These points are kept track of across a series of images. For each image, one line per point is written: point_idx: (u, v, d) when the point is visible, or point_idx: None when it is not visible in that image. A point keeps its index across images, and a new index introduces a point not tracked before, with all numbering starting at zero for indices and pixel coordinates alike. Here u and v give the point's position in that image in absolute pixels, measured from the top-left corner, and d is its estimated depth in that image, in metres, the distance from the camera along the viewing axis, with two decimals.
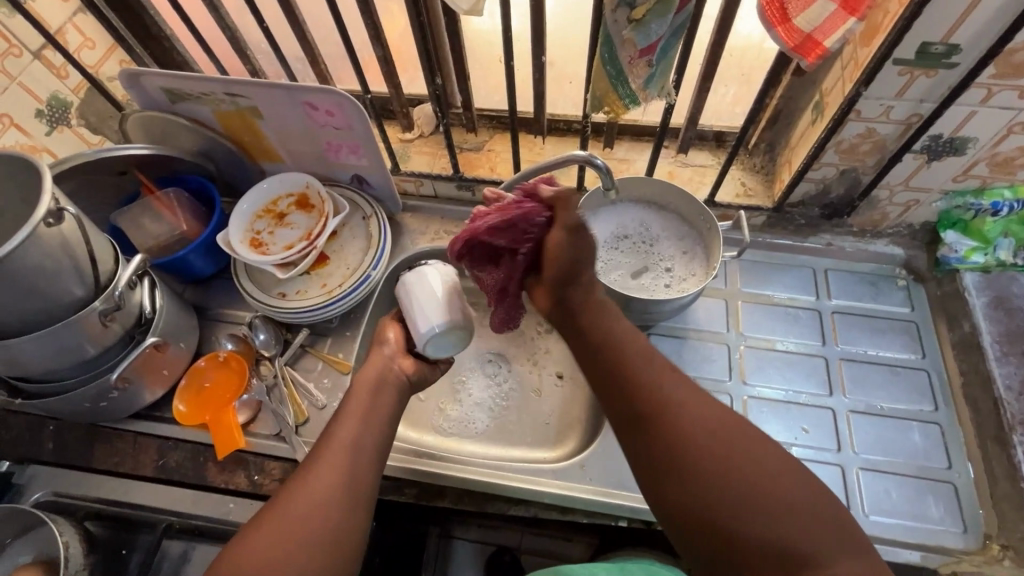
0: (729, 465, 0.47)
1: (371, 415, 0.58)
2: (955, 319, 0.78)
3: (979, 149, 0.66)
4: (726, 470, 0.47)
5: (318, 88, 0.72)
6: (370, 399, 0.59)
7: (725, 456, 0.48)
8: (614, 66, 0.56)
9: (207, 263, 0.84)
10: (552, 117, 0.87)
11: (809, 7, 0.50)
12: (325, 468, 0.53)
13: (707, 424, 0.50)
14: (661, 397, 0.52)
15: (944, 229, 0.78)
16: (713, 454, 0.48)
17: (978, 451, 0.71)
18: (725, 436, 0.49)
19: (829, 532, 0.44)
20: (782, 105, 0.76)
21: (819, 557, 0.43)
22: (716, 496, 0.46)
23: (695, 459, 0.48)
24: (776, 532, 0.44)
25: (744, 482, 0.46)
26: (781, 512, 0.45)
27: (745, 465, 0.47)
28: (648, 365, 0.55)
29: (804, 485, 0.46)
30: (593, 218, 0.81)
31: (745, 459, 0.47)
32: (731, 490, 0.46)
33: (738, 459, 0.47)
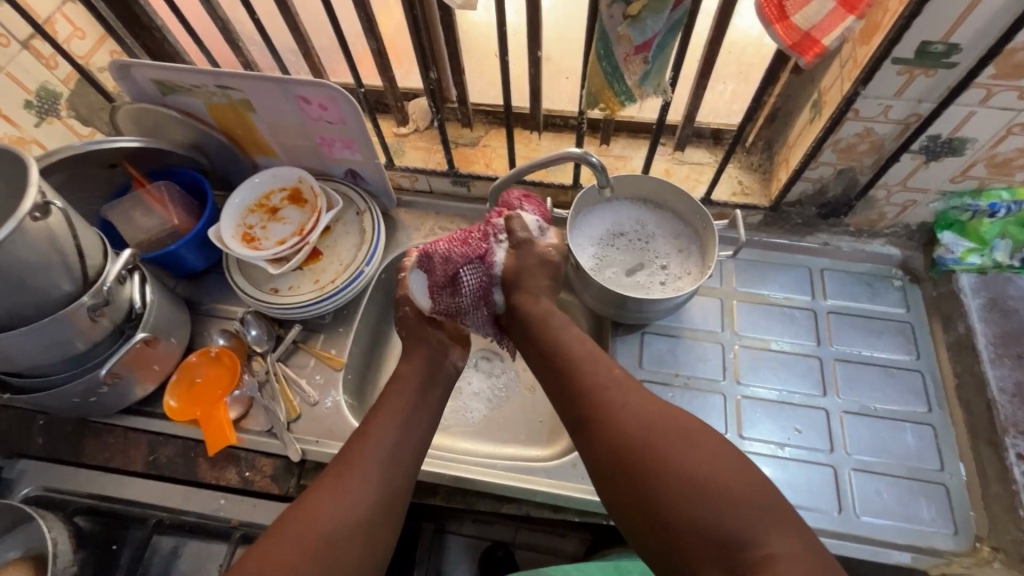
0: (672, 450, 0.49)
1: (411, 421, 0.61)
2: (951, 320, 0.77)
3: (978, 149, 0.66)
4: (669, 455, 0.49)
5: (311, 82, 0.71)
6: (411, 402, 0.62)
7: (669, 443, 0.50)
8: (609, 62, 0.55)
9: (199, 258, 0.84)
10: (548, 112, 0.86)
11: (808, 4, 0.50)
12: (361, 474, 0.55)
13: (654, 418, 0.52)
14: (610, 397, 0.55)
15: (941, 229, 0.77)
16: (659, 441, 0.50)
17: (971, 453, 0.71)
18: (670, 425, 0.51)
19: (771, 513, 0.45)
20: (780, 103, 0.75)
21: (764, 542, 0.44)
22: (661, 481, 0.48)
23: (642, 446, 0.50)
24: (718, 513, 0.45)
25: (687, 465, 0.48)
26: (723, 492, 0.46)
27: (688, 450, 0.49)
28: (602, 365, 0.58)
29: (748, 471, 0.48)
30: (588, 216, 0.81)
31: (692, 447, 0.49)
32: (673, 473, 0.48)
33: (683, 445, 0.49)
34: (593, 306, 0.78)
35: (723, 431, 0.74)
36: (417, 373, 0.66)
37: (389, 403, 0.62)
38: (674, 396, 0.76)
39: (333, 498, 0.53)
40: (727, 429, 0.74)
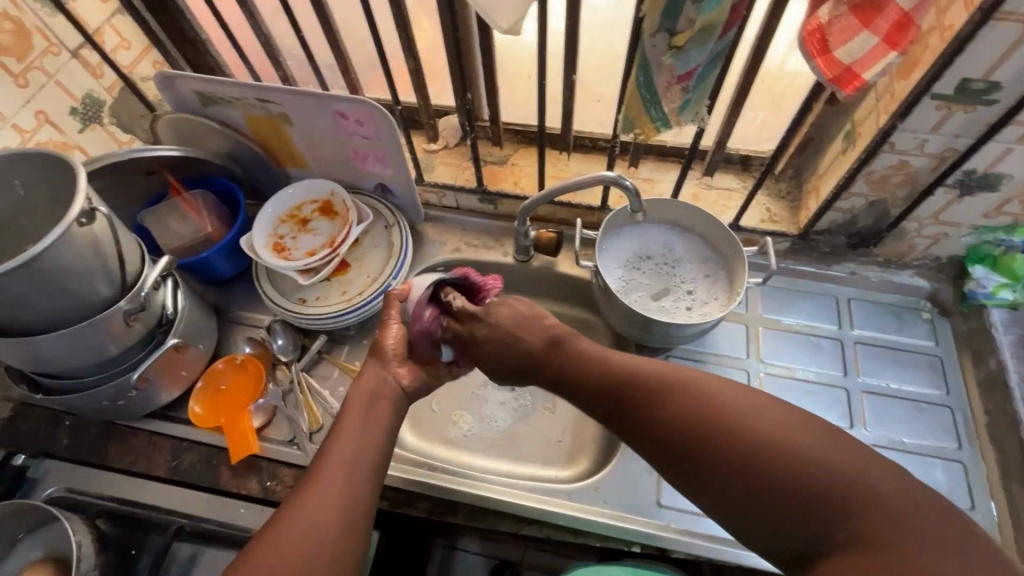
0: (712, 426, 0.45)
1: (370, 424, 0.59)
2: (981, 356, 0.77)
3: (1013, 186, 0.66)
4: (739, 446, 0.43)
5: (349, 98, 0.73)
6: (363, 413, 0.60)
7: (709, 410, 0.46)
8: (649, 89, 0.56)
9: (229, 265, 0.85)
10: (578, 134, 0.87)
11: (850, 41, 0.50)
12: (321, 483, 0.52)
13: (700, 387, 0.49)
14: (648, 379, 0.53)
15: (972, 263, 0.77)
16: (704, 421, 0.46)
17: (1002, 495, 0.70)
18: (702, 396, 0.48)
19: (849, 466, 0.40)
20: (813, 132, 0.76)
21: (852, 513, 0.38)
22: (730, 473, 0.43)
23: (687, 443, 0.47)
24: (813, 500, 0.39)
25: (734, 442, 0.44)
26: (806, 466, 0.40)
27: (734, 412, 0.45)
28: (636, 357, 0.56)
29: (843, 453, 0.40)
30: (615, 237, 0.81)
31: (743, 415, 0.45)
32: (730, 461, 0.43)
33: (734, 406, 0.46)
34: (618, 328, 0.78)
35: None
36: (370, 382, 0.64)
37: (345, 418, 0.59)
38: None
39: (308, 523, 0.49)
40: None
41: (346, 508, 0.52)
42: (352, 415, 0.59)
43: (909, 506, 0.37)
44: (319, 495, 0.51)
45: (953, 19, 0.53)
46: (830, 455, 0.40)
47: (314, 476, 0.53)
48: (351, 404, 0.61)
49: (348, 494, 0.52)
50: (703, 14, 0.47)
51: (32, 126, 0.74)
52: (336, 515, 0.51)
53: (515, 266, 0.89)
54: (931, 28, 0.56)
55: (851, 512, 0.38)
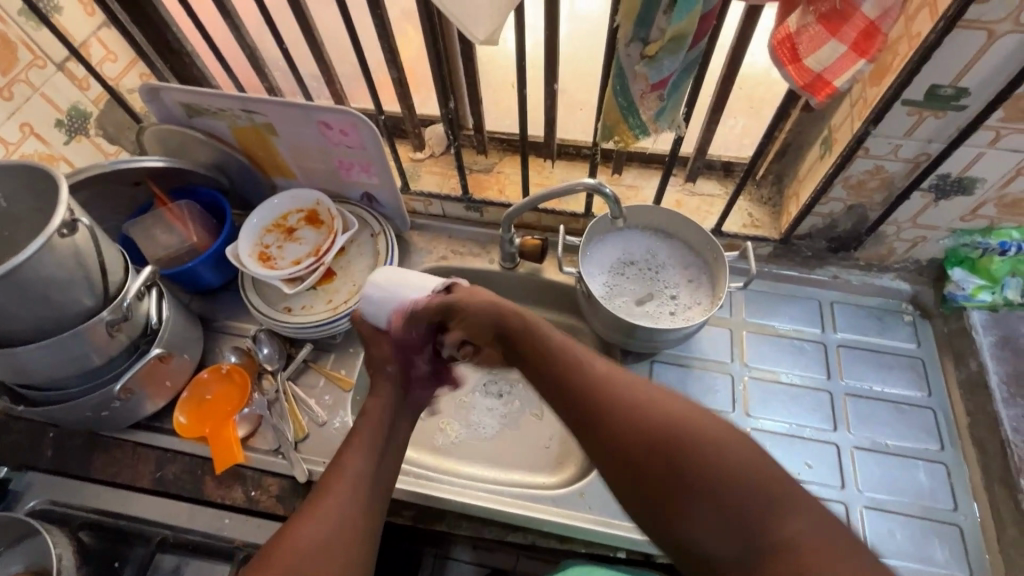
0: (660, 435, 0.50)
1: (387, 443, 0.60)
2: (962, 357, 0.77)
3: (987, 189, 0.67)
4: (686, 461, 0.48)
5: (332, 108, 0.73)
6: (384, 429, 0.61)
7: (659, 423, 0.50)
8: (625, 97, 0.56)
9: (215, 275, 0.85)
10: (562, 142, 0.88)
11: (819, 49, 0.51)
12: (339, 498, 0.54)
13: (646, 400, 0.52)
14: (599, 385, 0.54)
15: (951, 266, 0.78)
16: (654, 429, 0.50)
17: (985, 495, 0.70)
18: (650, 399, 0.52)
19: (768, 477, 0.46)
20: (791, 138, 0.77)
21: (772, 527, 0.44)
22: (675, 474, 0.48)
23: (634, 455, 0.50)
24: (747, 507, 0.45)
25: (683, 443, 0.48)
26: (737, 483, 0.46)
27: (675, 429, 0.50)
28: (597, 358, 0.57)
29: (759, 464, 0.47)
30: (599, 244, 0.82)
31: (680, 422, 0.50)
32: (671, 467, 0.48)
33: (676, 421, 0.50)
34: (603, 333, 0.79)
35: None
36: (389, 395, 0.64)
37: (364, 429, 0.60)
38: None
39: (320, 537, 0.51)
40: None
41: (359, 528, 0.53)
42: (370, 431, 0.60)
43: (813, 512, 0.45)
44: (329, 504, 0.53)
45: (920, 27, 0.54)
46: (753, 468, 0.47)
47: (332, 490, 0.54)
48: (372, 414, 0.62)
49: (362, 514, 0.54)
50: (673, 24, 0.48)
51: (16, 138, 0.74)
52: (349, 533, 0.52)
53: (501, 273, 0.89)
54: (900, 36, 0.57)
55: (777, 519, 0.44)
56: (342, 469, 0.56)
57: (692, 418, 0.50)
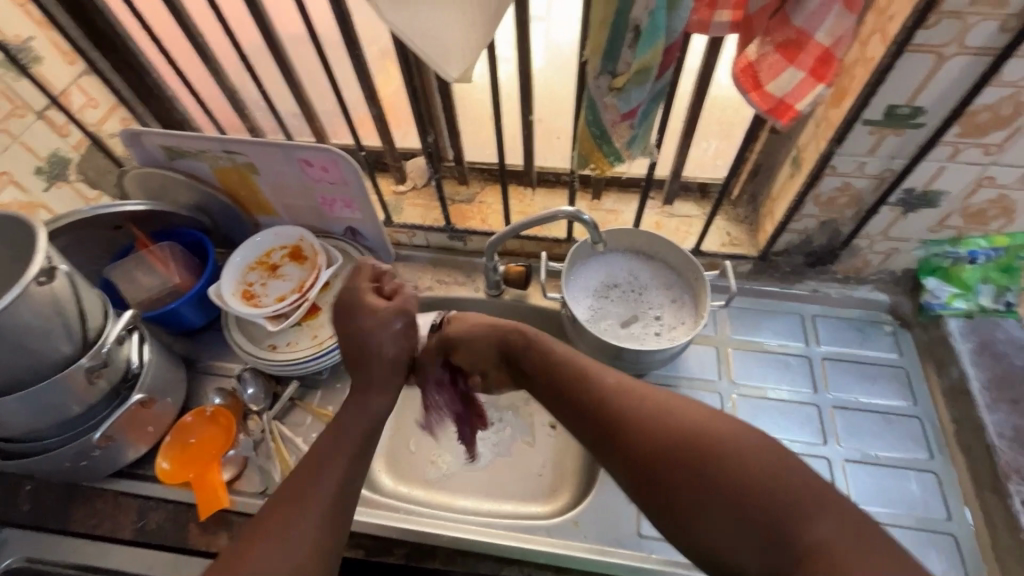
0: (686, 438, 0.47)
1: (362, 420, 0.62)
2: (943, 364, 0.78)
3: (952, 201, 0.69)
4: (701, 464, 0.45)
5: (313, 146, 0.75)
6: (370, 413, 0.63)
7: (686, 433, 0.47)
8: (598, 127, 0.58)
9: (198, 315, 0.84)
10: (541, 170, 0.89)
11: (779, 75, 0.53)
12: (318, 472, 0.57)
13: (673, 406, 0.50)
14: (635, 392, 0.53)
15: (925, 276, 0.80)
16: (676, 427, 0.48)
17: (977, 503, 0.70)
18: (677, 413, 0.49)
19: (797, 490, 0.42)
20: (761, 159, 0.79)
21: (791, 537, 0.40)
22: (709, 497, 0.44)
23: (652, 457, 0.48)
24: (748, 504, 0.42)
25: (708, 465, 0.45)
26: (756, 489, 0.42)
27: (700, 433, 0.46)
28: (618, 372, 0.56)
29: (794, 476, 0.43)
30: (582, 268, 0.83)
31: (715, 434, 0.46)
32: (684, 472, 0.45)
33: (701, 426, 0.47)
34: (590, 357, 0.79)
35: None
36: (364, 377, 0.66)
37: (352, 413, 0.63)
38: None
39: (287, 530, 0.52)
40: None
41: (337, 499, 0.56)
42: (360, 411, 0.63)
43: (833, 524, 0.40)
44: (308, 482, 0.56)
45: (873, 52, 0.57)
46: (792, 475, 0.43)
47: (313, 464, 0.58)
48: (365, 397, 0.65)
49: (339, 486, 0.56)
50: (638, 57, 0.50)
51: None
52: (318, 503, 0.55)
53: (487, 301, 0.90)
54: (855, 61, 0.60)
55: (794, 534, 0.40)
56: (315, 467, 0.57)
57: (719, 427, 0.47)
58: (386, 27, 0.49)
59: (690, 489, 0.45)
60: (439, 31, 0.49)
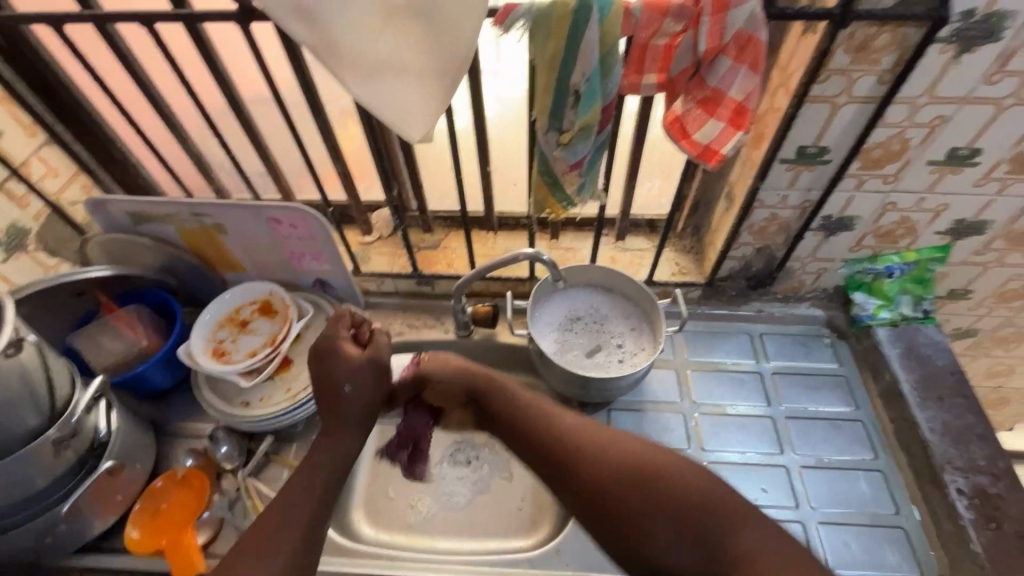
0: (634, 462, 0.57)
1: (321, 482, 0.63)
2: (877, 370, 0.86)
3: (864, 224, 0.78)
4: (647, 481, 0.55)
5: (282, 205, 0.78)
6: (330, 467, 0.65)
7: (631, 465, 0.57)
8: (550, 177, 0.64)
9: (166, 377, 0.84)
10: (501, 215, 0.95)
11: (702, 126, 0.60)
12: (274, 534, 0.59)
13: (622, 446, 0.59)
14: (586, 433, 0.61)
15: (852, 291, 0.89)
16: (624, 461, 0.57)
17: (919, 496, 0.76)
18: (617, 446, 0.59)
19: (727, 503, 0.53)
20: (699, 195, 0.87)
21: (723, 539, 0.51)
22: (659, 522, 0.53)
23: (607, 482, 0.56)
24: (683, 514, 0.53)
25: (654, 492, 0.54)
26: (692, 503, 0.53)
27: (645, 466, 0.56)
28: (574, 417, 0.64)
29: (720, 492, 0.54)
30: (546, 304, 0.88)
31: (657, 462, 0.57)
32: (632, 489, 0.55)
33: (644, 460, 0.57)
34: (559, 389, 0.83)
35: None
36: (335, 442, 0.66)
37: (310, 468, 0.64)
38: None
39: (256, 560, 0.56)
40: None
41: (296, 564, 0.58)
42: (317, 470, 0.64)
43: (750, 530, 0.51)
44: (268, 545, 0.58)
45: (781, 103, 0.66)
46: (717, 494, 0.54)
47: (266, 528, 0.59)
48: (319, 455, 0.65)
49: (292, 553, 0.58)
50: (580, 116, 0.57)
51: None
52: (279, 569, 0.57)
53: (457, 342, 0.93)
54: (767, 110, 0.69)
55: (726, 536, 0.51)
56: (277, 513, 0.60)
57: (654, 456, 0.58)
58: (350, 96, 0.54)
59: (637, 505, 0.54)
60: (399, 99, 0.55)
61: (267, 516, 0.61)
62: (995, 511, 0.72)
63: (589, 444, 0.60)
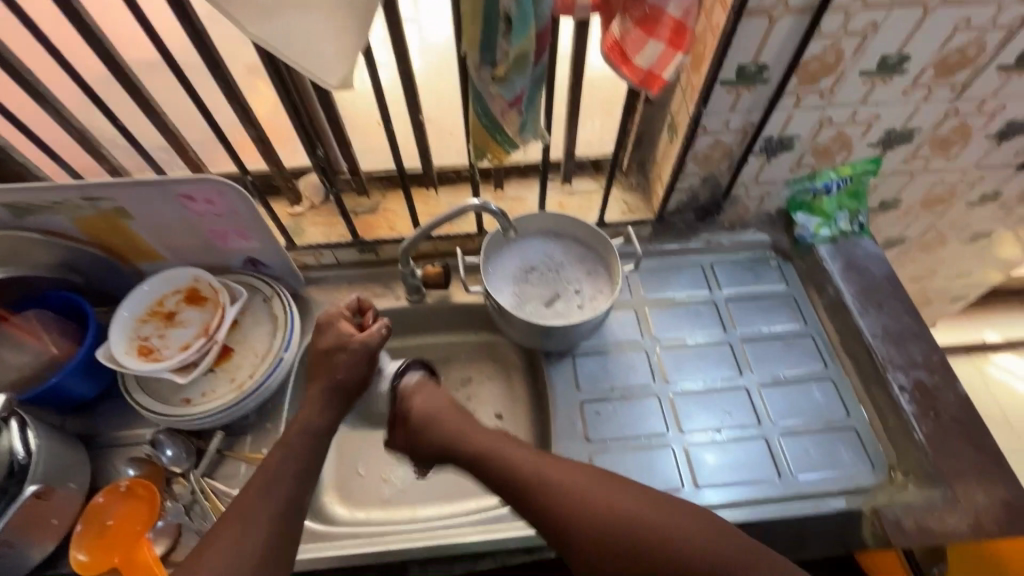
0: (642, 522, 0.60)
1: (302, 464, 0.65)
2: (821, 285, 0.89)
3: (803, 143, 0.79)
4: (658, 540, 0.59)
5: (192, 178, 0.69)
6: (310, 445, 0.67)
7: (637, 527, 0.60)
8: (489, 118, 0.60)
9: (88, 385, 0.75)
10: (440, 169, 0.89)
11: (642, 48, 0.57)
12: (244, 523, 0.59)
13: (623, 505, 0.61)
14: (585, 487, 0.63)
15: (794, 211, 0.90)
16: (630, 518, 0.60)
17: (867, 396, 0.81)
18: (620, 502, 0.62)
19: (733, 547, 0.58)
20: (643, 129, 0.85)
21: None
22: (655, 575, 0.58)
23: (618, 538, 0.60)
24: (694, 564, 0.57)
25: (668, 548, 0.58)
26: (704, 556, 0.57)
27: (652, 525, 0.60)
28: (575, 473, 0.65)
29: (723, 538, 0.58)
30: (498, 258, 0.85)
31: (661, 521, 0.60)
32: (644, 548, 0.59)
33: (649, 517, 0.60)
34: (522, 342, 0.81)
35: (665, 430, 0.79)
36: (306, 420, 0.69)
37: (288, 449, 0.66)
38: (614, 408, 0.80)
39: (228, 560, 0.57)
40: (668, 427, 0.79)
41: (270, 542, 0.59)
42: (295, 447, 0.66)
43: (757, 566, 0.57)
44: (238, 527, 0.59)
45: (718, 20, 0.63)
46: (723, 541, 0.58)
47: (236, 513, 0.60)
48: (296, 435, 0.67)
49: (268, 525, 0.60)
50: (515, 46, 0.52)
51: None
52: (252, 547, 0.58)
53: (411, 308, 0.89)
54: (704, 29, 0.67)
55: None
56: (249, 493, 0.62)
57: (660, 512, 0.61)
58: (253, 43, 0.47)
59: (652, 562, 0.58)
60: (309, 39, 0.48)
61: (240, 506, 0.61)
62: (933, 401, 0.77)
63: (588, 505, 0.62)
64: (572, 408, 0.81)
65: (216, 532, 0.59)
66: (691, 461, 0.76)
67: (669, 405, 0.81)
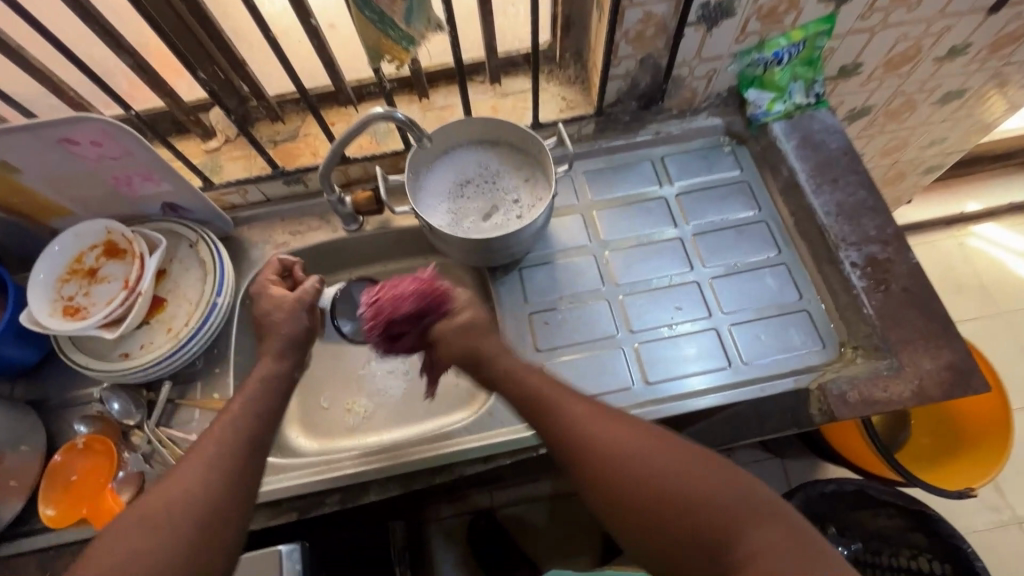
0: (647, 468, 0.49)
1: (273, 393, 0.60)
2: (776, 167, 0.84)
3: (745, 6, 0.71)
4: (662, 490, 0.48)
5: (68, 119, 0.62)
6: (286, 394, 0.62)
7: (637, 471, 0.49)
8: (371, 11, 0.55)
9: (24, 350, 0.74)
10: (357, 84, 0.82)
11: None
12: (205, 448, 0.53)
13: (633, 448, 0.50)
14: (597, 421, 0.53)
15: (745, 89, 0.84)
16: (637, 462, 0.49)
17: (820, 277, 0.79)
18: (630, 441, 0.51)
19: (746, 501, 0.46)
20: (569, 11, 0.76)
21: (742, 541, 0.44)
22: (676, 549, 0.46)
23: (614, 483, 0.49)
24: (698, 519, 0.46)
25: (669, 500, 0.47)
26: (708, 509, 0.46)
27: (660, 468, 0.49)
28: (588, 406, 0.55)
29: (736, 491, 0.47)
30: (428, 174, 0.80)
31: (666, 462, 0.49)
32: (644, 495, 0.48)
33: (656, 460, 0.49)
34: (462, 260, 0.78)
35: (615, 332, 0.78)
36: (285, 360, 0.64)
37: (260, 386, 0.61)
38: (562, 317, 0.79)
39: (177, 483, 0.50)
40: (618, 329, 0.78)
41: (229, 481, 0.52)
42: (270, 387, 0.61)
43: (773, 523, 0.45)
44: (201, 453, 0.53)
45: None
46: (737, 494, 0.47)
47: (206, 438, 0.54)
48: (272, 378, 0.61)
49: (222, 461, 0.52)
50: None
51: None
52: (210, 473, 0.51)
53: (349, 238, 0.85)
54: None
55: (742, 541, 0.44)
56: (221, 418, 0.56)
57: (675, 451, 0.50)
58: None
59: (646, 512, 0.47)
60: None
61: (199, 448, 0.53)
62: (885, 274, 0.75)
63: (588, 440, 0.52)
64: (521, 320, 0.79)
65: (174, 464, 0.52)
66: (640, 358, 0.76)
67: (618, 307, 0.79)
